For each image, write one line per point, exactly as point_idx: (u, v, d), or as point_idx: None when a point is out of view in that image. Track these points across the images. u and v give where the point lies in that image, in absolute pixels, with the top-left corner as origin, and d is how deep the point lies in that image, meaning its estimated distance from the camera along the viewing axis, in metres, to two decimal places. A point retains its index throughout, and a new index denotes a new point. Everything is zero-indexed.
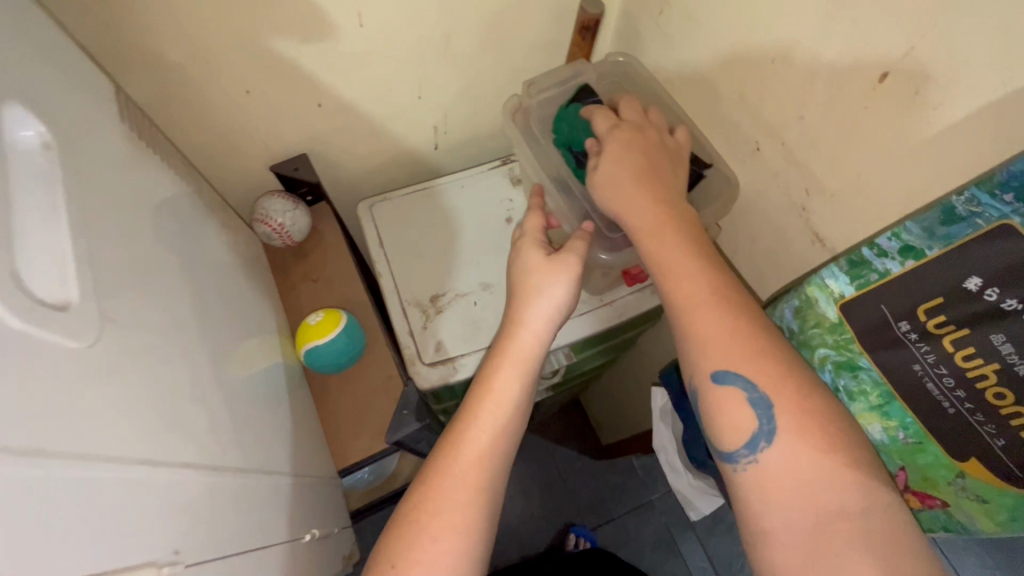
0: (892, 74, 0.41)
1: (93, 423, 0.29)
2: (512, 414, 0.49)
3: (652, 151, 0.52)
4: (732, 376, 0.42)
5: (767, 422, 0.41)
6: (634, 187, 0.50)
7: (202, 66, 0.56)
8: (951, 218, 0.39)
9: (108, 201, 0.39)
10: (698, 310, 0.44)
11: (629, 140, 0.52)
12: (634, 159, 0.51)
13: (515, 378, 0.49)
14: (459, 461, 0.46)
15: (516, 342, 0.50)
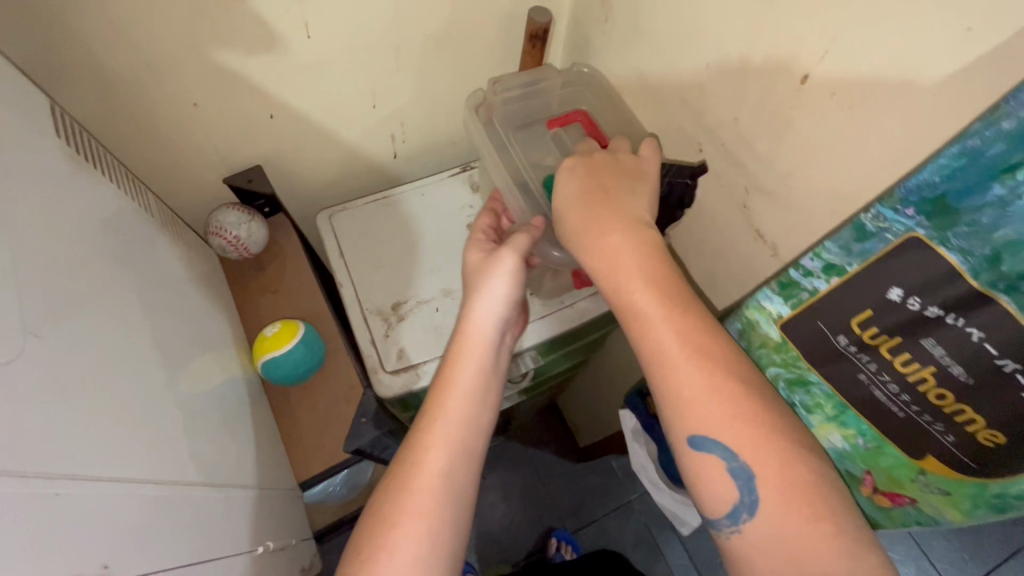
0: (812, 76, 0.46)
1: (15, 441, 0.29)
2: (471, 402, 0.52)
3: (606, 174, 0.55)
4: (710, 444, 0.42)
5: (748, 494, 0.41)
6: (581, 209, 0.52)
7: (145, 79, 0.60)
8: (863, 234, 0.40)
9: (55, 214, 0.42)
10: (638, 298, 0.46)
11: (574, 166, 0.56)
12: (585, 183, 0.54)
13: (469, 370, 0.54)
14: (425, 449, 0.49)
15: (468, 339, 0.56)
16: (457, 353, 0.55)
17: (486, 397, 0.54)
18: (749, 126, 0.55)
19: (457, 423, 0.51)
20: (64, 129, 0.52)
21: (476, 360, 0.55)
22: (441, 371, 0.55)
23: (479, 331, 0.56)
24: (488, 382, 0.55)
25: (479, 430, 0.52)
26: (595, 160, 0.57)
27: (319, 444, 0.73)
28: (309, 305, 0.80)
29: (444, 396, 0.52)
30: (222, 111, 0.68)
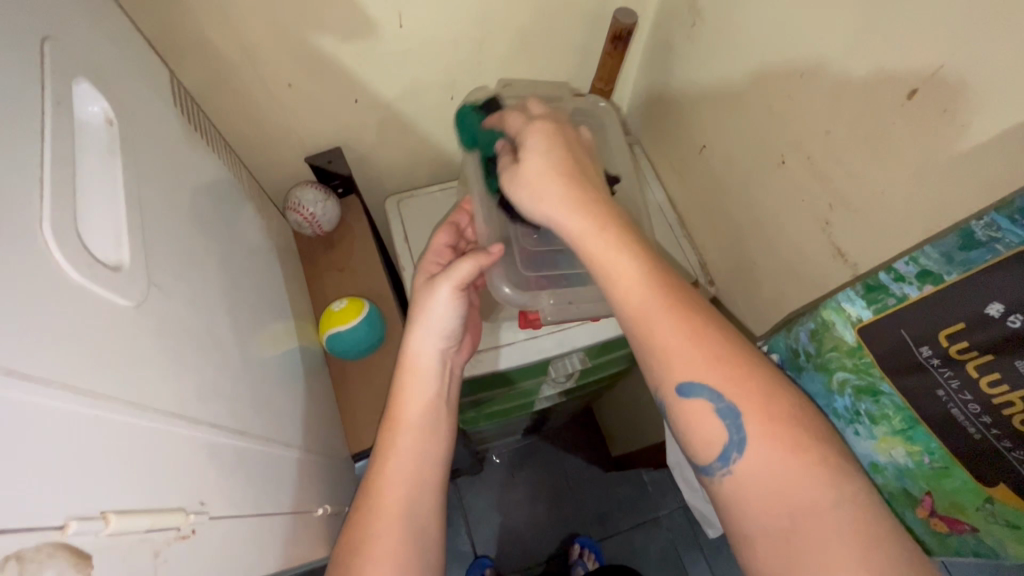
0: (921, 91, 0.44)
1: (138, 374, 0.31)
2: (416, 437, 0.56)
3: (575, 150, 0.53)
4: (698, 389, 0.41)
5: (737, 432, 0.40)
6: (562, 189, 0.49)
7: (249, 59, 0.64)
8: (970, 243, 0.35)
9: (169, 175, 0.45)
10: (656, 321, 0.43)
11: (548, 136, 0.52)
12: (561, 159, 0.51)
13: (413, 407, 0.57)
14: (381, 486, 0.53)
15: (405, 380, 0.58)
16: (399, 395, 0.58)
17: (435, 427, 0.58)
18: (840, 140, 0.53)
19: (406, 460, 0.55)
20: (178, 99, 0.56)
21: (420, 395, 0.58)
22: (389, 409, 0.58)
23: (421, 369, 0.58)
24: (434, 410, 0.58)
25: (431, 456, 0.56)
26: (556, 131, 0.54)
27: (371, 419, 0.75)
28: (371, 284, 0.83)
29: (392, 436, 0.56)
30: (312, 93, 0.71)
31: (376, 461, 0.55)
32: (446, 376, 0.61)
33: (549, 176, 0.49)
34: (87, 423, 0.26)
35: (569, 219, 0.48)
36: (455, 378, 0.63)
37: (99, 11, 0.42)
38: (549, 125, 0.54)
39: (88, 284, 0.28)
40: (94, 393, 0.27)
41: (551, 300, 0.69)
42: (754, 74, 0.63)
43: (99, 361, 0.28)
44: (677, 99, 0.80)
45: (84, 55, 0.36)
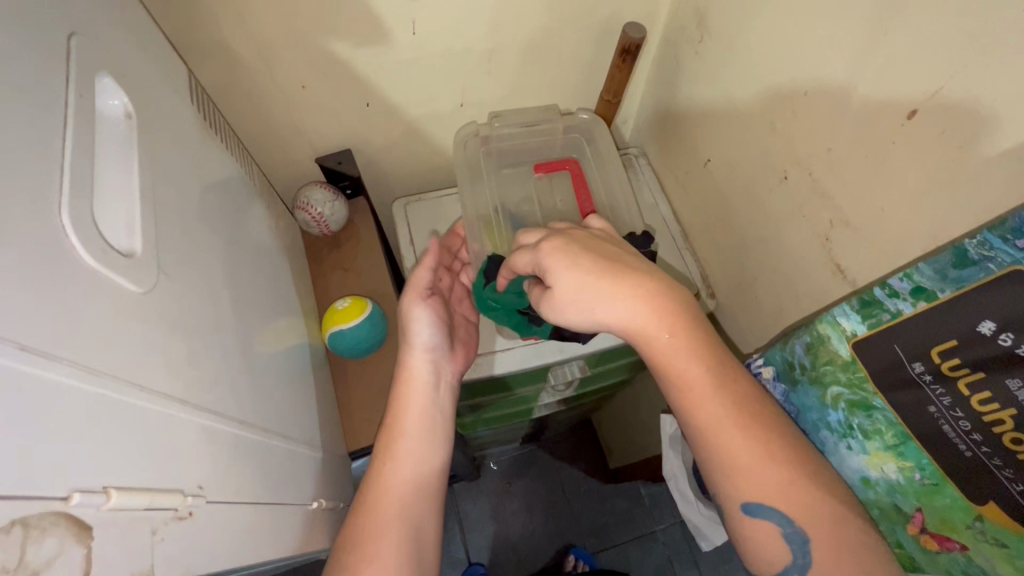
0: (921, 112, 0.45)
1: (146, 359, 0.32)
2: (413, 441, 0.57)
3: (595, 241, 0.50)
4: (765, 511, 0.43)
5: (801, 557, 0.43)
6: (609, 292, 0.46)
7: (265, 61, 0.66)
8: (963, 261, 0.36)
9: (182, 170, 0.47)
10: (723, 431, 0.44)
11: (570, 247, 0.48)
12: (593, 261, 0.47)
13: (408, 412, 0.59)
14: (377, 488, 0.54)
15: (400, 387, 0.60)
16: (396, 402, 0.59)
17: (433, 433, 0.59)
18: (842, 157, 0.54)
19: (403, 463, 0.56)
20: (195, 96, 0.57)
21: (416, 401, 0.59)
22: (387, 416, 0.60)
23: (417, 377, 0.60)
24: (432, 416, 0.60)
25: (428, 459, 0.58)
26: (573, 236, 0.50)
27: (370, 418, 0.76)
28: (376, 285, 0.84)
29: (388, 442, 0.57)
30: (325, 96, 0.73)
31: (374, 465, 0.57)
32: (444, 383, 0.62)
33: (594, 286, 0.46)
34: (94, 401, 0.27)
35: (629, 311, 0.46)
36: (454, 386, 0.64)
37: (123, 9, 0.44)
38: (569, 236, 0.50)
39: (101, 268, 0.29)
40: (103, 374, 0.28)
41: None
42: (758, 91, 0.64)
43: (109, 343, 0.29)
44: (683, 112, 0.81)
45: (107, 52, 0.38)
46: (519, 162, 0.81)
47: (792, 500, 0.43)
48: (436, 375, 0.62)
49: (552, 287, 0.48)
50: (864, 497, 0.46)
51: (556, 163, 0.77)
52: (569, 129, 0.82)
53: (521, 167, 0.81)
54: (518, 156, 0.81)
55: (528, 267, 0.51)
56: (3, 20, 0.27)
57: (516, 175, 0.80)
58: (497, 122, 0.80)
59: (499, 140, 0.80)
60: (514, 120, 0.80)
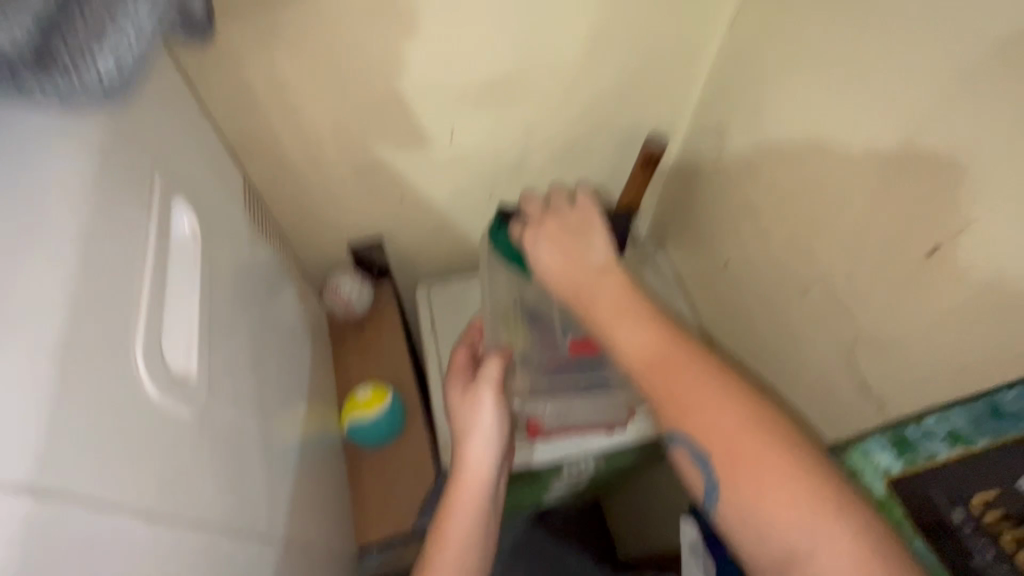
0: (944, 249, 0.47)
1: (191, 489, 0.33)
2: (465, 554, 0.54)
3: (574, 227, 0.61)
4: (676, 434, 0.46)
5: (706, 469, 0.45)
6: (571, 263, 0.57)
7: (311, 160, 0.70)
8: (998, 413, 0.36)
9: (230, 273, 0.49)
10: (668, 383, 0.46)
11: (546, 228, 0.61)
12: (564, 244, 0.59)
13: (464, 522, 0.55)
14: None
15: (458, 490, 0.57)
16: (445, 508, 0.56)
17: (481, 546, 0.56)
18: (863, 280, 0.56)
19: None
20: (246, 198, 0.61)
21: (473, 509, 0.56)
22: (434, 519, 0.57)
23: (472, 481, 0.58)
24: (484, 527, 0.57)
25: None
26: (548, 227, 0.61)
27: (381, 511, 0.74)
28: (395, 370, 0.84)
29: (437, 553, 0.54)
30: (363, 191, 0.77)
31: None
32: (495, 490, 0.60)
33: (563, 259, 0.58)
34: (141, 547, 0.28)
35: (632, 338, 0.49)
36: (501, 491, 0.62)
37: (198, 131, 0.48)
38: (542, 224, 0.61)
39: (164, 403, 0.31)
40: (154, 512, 0.30)
41: (550, 406, 0.76)
42: (776, 208, 0.67)
43: (162, 477, 0.31)
44: (701, 217, 0.85)
45: (180, 175, 0.41)
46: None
47: (711, 454, 0.44)
48: (495, 480, 0.59)
49: (534, 258, 0.60)
50: None
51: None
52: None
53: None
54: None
55: (515, 235, 0.65)
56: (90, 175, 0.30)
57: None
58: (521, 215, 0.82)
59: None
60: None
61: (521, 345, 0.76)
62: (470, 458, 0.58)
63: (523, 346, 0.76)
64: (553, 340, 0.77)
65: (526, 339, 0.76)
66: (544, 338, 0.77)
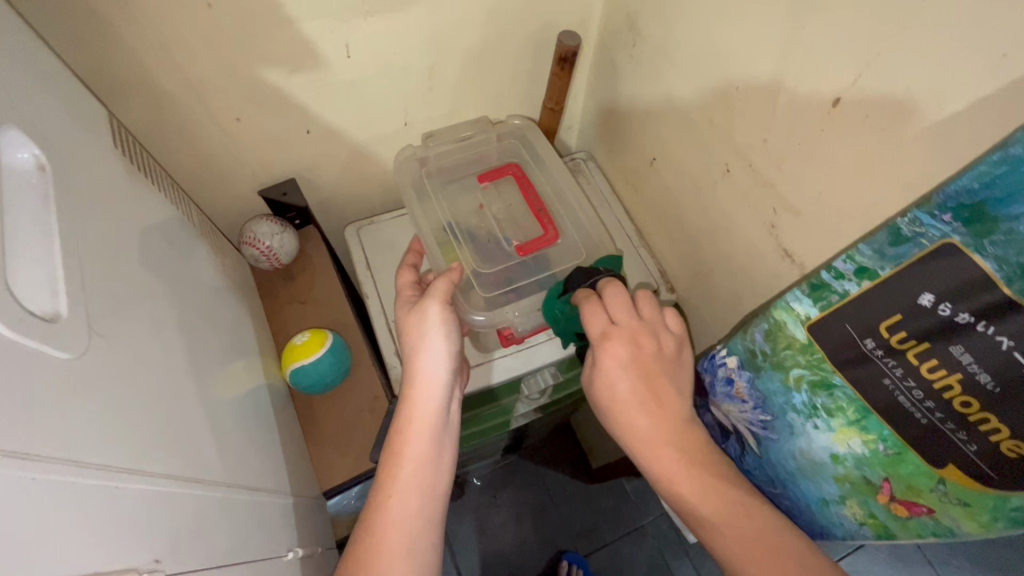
0: (844, 100, 0.47)
1: (83, 433, 0.30)
2: (422, 467, 0.55)
3: (659, 362, 0.53)
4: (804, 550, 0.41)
5: None
6: (647, 411, 0.52)
7: (193, 95, 0.63)
8: (897, 239, 0.37)
9: (110, 217, 0.44)
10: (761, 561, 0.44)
11: (635, 355, 0.52)
12: (644, 380, 0.52)
13: (417, 437, 0.56)
14: (383, 521, 0.51)
15: (407, 407, 0.58)
16: (399, 426, 0.57)
17: (440, 459, 0.56)
18: (779, 147, 0.56)
19: (411, 493, 0.53)
20: (120, 139, 0.54)
21: (426, 424, 0.57)
22: (389, 439, 0.57)
23: (426, 398, 0.58)
24: (440, 440, 0.57)
25: (436, 487, 0.55)
26: (644, 345, 0.53)
27: (342, 453, 0.73)
28: (335, 315, 0.81)
29: (393, 469, 0.54)
30: (262, 126, 0.71)
31: (377, 493, 0.54)
32: (451, 404, 0.61)
33: (637, 399, 0.52)
34: (24, 486, 0.24)
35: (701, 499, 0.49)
36: (457, 408, 0.62)
37: (29, 57, 0.41)
38: (614, 346, 0.53)
39: (23, 340, 0.27)
40: (31, 456, 0.26)
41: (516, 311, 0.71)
42: (693, 89, 0.66)
43: (36, 419, 0.27)
44: (625, 115, 0.83)
45: (10, 102, 0.35)
46: (459, 175, 0.79)
47: None
48: (445, 395, 0.60)
49: (602, 381, 0.54)
50: (836, 472, 0.49)
51: (499, 171, 0.77)
52: (504, 135, 0.82)
53: (464, 180, 0.79)
54: (458, 169, 0.80)
55: (590, 331, 0.55)
56: None
57: (462, 189, 0.78)
58: (431, 138, 0.80)
59: (436, 158, 0.79)
60: (446, 134, 0.81)
61: (467, 259, 0.71)
62: (422, 376, 0.58)
63: (470, 262, 0.71)
64: (499, 250, 0.73)
65: (468, 253, 0.72)
66: (488, 249, 0.73)
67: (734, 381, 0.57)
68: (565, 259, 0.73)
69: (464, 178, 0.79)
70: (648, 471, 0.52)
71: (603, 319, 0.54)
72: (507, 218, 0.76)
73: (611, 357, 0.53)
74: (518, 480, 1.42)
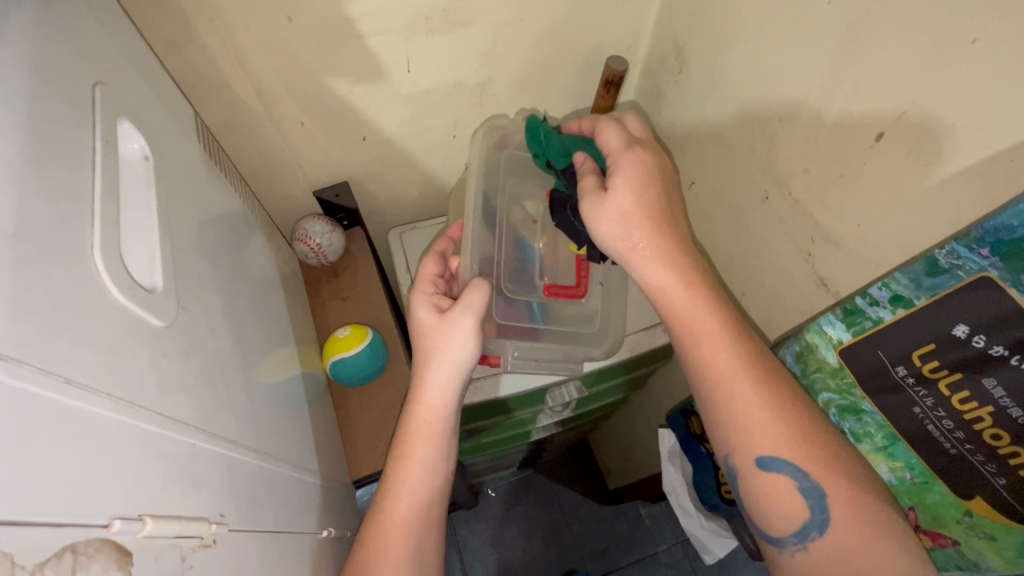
0: (887, 135, 0.49)
1: (168, 392, 0.33)
2: (425, 472, 0.56)
3: (662, 182, 0.53)
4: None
5: None
6: (658, 233, 0.51)
7: (265, 100, 0.68)
8: (934, 269, 0.38)
9: (191, 203, 0.48)
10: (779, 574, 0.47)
11: (638, 163, 0.52)
12: (649, 199, 0.52)
13: (426, 444, 0.57)
14: (388, 520, 0.54)
15: (418, 414, 0.58)
16: (409, 427, 0.57)
17: (445, 465, 0.58)
18: (819, 177, 0.57)
19: (416, 494, 0.55)
20: (200, 136, 0.59)
21: (434, 430, 0.57)
22: (398, 436, 0.58)
23: (437, 406, 0.58)
24: (447, 445, 0.58)
25: (435, 491, 0.57)
26: (629, 162, 0.52)
27: (372, 445, 0.76)
28: (374, 313, 0.85)
29: (402, 469, 0.56)
30: (323, 131, 0.75)
31: (384, 489, 0.56)
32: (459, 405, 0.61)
33: (645, 212, 0.51)
34: (125, 433, 0.28)
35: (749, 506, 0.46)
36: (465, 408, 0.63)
37: (139, 60, 0.46)
38: (621, 169, 0.52)
39: (131, 307, 0.31)
40: (134, 407, 0.29)
41: (515, 351, 0.73)
42: (737, 116, 0.68)
43: (138, 375, 0.30)
44: (667, 139, 0.85)
45: (124, 98, 0.40)
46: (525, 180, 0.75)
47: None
48: (458, 401, 0.60)
49: (607, 197, 0.52)
50: None
51: None
52: None
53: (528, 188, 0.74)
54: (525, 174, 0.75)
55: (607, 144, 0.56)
56: (33, 84, 0.29)
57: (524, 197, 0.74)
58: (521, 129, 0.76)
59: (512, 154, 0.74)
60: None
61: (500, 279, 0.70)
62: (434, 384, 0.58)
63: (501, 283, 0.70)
64: (529, 278, 0.72)
65: (502, 273, 0.70)
66: (519, 272, 0.72)
67: None
68: (565, 322, 0.74)
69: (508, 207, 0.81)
70: (666, 306, 0.51)
71: (622, 133, 0.56)
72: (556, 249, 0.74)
73: (619, 180, 0.52)
74: (534, 495, 1.43)
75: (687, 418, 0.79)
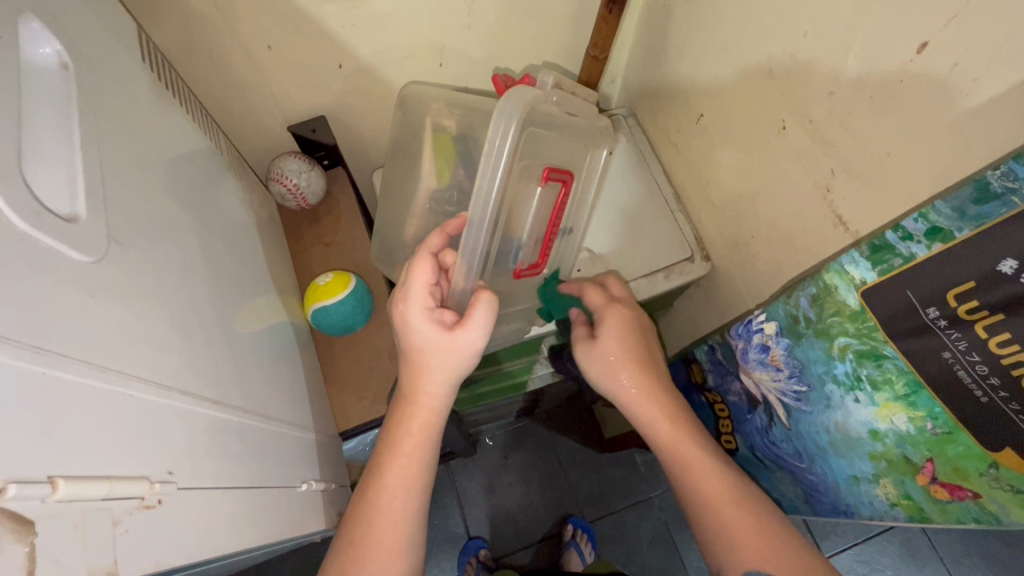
0: (931, 45, 0.41)
1: (95, 338, 0.29)
2: (421, 474, 0.53)
3: (643, 334, 0.61)
4: None
5: None
6: (634, 378, 0.58)
7: (220, 17, 0.60)
8: (984, 195, 0.33)
9: (130, 125, 0.42)
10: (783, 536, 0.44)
11: (625, 318, 0.60)
12: (636, 345, 0.59)
13: (419, 442, 0.53)
14: (376, 520, 0.50)
15: (413, 415, 0.53)
16: (402, 426, 0.53)
17: (432, 463, 0.55)
18: (845, 102, 0.51)
19: (405, 494, 0.52)
20: (146, 55, 0.52)
21: (428, 429, 0.54)
22: (388, 432, 0.54)
23: (431, 408, 0.54)
24: (435, 442, 0.55)
25: (426, 495, 0.54)
26: (619, 308, 0.61)
27: (360, 395, 0.74)
28: (359, 258, 0.81)
29: (393, 467, 0.52)
30: (292, 56, 0.68)
31: (370, 485, 0.52)
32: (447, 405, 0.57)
33: (622, 364, 0.58)
34: (30, 380, 0.24)
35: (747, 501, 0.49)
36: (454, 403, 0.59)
37: None
38: (605, 321, 0.60)
39: (39, 235, 0.26)
40: (44, 352, 0.25)
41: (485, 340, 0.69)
42: (755, 32, 0.61)
43: (52, 316, 0.26)
44: (675, 66, 0.77)
45: None
46: (542, 148, 0.59)
47: None
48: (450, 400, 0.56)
49: (598, 339, 0.60)
50: (872, 450, 0.47)
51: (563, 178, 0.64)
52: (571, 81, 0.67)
53: (543, 153, 0.60)
54: (546, 139, 0.60)
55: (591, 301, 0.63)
56: None
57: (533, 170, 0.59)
58: (554, 99, 0.60)
59: (538, 114, 0.56)
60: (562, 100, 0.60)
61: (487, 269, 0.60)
62: (430, 385, 0.53)
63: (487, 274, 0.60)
64: (509, 253, 0.63)
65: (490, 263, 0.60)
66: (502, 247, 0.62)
67: (770, 349, 0.55)
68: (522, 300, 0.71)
69: (467, 138, 0.68)
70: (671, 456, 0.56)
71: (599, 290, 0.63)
72: (537, 228, 0.65)
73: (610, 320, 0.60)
74: (530, 443, 1.42)
75: (688, 365, 0.75)
